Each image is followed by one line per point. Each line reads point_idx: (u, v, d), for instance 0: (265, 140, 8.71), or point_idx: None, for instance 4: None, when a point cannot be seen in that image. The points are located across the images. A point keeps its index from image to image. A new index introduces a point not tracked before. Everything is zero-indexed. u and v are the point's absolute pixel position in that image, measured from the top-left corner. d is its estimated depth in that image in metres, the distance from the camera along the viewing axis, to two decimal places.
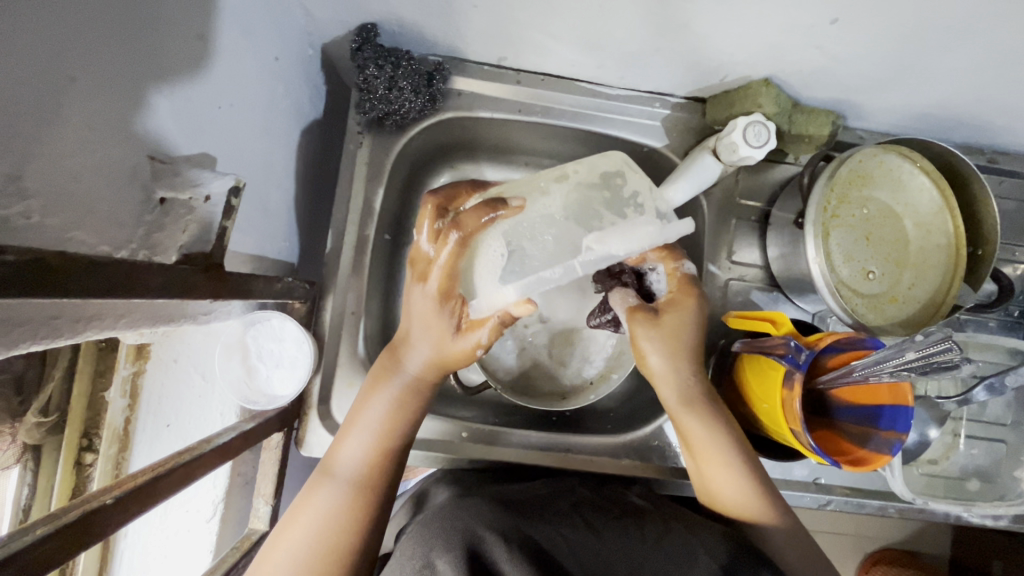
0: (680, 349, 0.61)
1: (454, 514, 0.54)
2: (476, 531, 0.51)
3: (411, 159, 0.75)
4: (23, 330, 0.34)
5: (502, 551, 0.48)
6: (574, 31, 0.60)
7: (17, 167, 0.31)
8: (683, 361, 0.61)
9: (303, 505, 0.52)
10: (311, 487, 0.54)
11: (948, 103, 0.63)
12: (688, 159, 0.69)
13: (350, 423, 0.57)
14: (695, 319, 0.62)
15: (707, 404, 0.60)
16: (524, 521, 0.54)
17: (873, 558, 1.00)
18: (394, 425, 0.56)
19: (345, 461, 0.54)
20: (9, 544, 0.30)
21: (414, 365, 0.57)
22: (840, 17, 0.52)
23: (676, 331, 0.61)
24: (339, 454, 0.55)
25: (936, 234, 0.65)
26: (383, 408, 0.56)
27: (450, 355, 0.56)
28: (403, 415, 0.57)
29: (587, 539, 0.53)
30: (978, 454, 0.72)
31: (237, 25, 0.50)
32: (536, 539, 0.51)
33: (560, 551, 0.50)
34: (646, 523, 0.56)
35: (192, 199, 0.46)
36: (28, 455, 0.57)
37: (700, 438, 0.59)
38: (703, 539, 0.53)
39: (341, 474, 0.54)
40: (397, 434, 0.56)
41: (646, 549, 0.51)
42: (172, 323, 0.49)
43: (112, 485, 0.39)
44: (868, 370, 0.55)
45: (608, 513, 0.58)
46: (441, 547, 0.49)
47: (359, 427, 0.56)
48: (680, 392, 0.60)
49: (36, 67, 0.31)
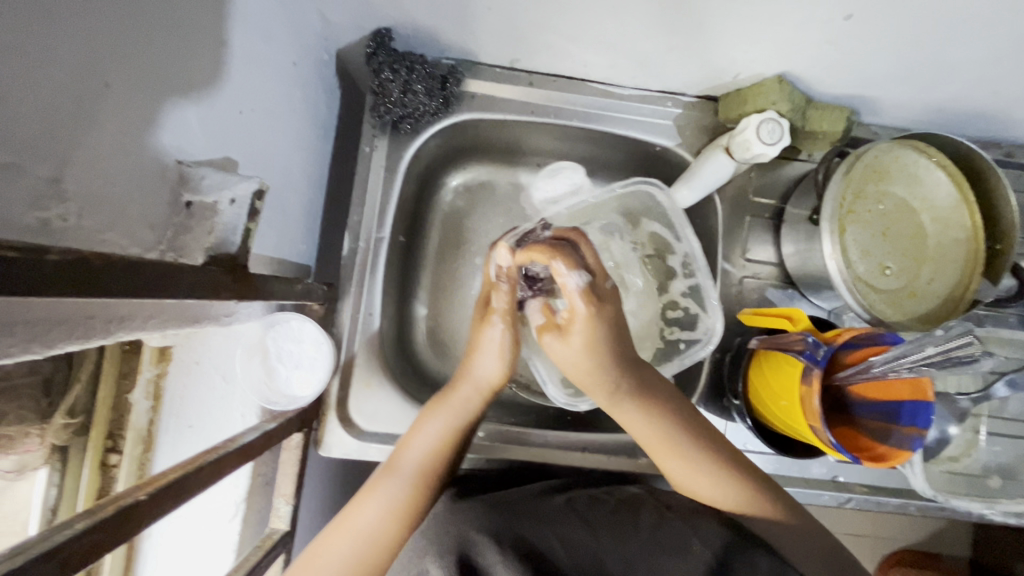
0: (598, 356, 0.58)
1: (450, 517, 0.57)
2: (468, 535, 0.54)
3: (424, 161, 0.75)
4: (60, 329, 0.35)
5: (494, 553, 0.51)
6: (587, 32, 0.60)
7: (57, 171, 0.32)
8: (594, 365, 0.59)
9: (365, 498, 0.56)
10: (373, 482, 0.57)
11: (963, 97, 0.63)
12: (701, 156, 0.69)
13: (411, 432, 0.61)
14: (599, 330, 0.58)
15: (657, 395, 0.60)
16: (518, 521, 0.55)
17: (892, 559, 0.99)
18: (450, 438, 0.60)
19: (407, 462, 0.58)
20: (51, 538, 0.31)
21: (470, 379, 0.63)
22: (853, 13, 0.52)
23: (580, 344, 0.58)
24: (404, 455, 0.59)
25: (953, 229, 0.65)
26: (443, 422, 0.60)
27: (488, 348, 0.64)
28: (456, 429, 0.61)
29: (582, 538, 0.54)
30: (1000, 451, 0.71)
31: (257, 32, 0.52)
32: (531, 540, 0.53)
33: (554, 552, 0.52)
34: (641, 513, 0.57)
35: (218, 204, 0.45)
36: (56, 455, 0.57)
37: (640, 430, 0.60)
38: (699, 530, 0.54)
39: (400, 474, 0.57)
40: (447, 450, 0.60)
41: (641, 542, 0.54)
42: (197, 324, 0.50)
43: (143, 482, 0.40)
44: (887, 366, 0.54)
45: (603, 505, 0.59)
46: (435, 553, 0.53)
47: (421, 438, 0.60)
48: (610, 386, 0.59)
49: (76, 75, 0.32)
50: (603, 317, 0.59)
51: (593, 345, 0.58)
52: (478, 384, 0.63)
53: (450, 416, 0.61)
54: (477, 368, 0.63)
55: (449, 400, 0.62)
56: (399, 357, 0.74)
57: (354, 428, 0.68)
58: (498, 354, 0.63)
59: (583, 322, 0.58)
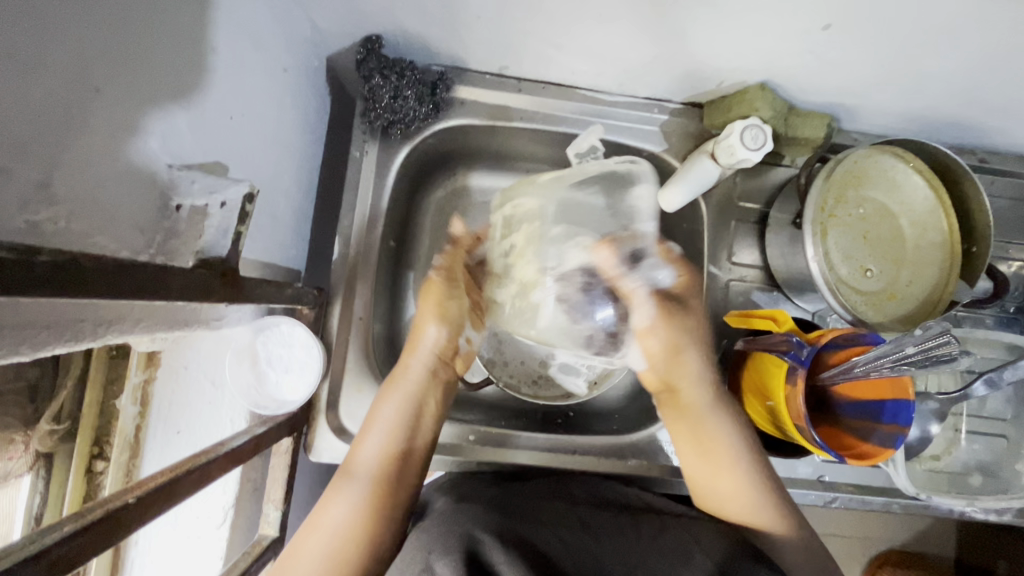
0: (698, 339, 0.64)
1: (453, 518, 0.56)
2: (472, 535, 0.53)
3: (415, 167, 0.76)
4: (48, 333, 0.35)
5: (500, 552, 0.50)
6: (574, 39, 0.61)
7: (46, 174, 0.32)
8: (703, 364, 0.64)
9: (329, 502, 0.57)
10: (334, 486, 0.59)
11: (938, 105, 0.65)
12: (687, 162, 0.70)
13: (367, 426, 0.62)
14: (697, 293, 0.65)
15: (720, 402, 0.64)
16: (518, 523, 0.55)
17: (879, 560, 1.00)
18: (404, 426, 0.62)
19: (364, 460, 0.60)
20: (40, 540, 0.31)
21: (416, 362, 0.64)
22: (831, 23, 0.53)
23: (689, 332, 0.63)
24: (358, 457, 0.60)
25: (930, 232, 0.67)
26: (397, 404, 0.62)
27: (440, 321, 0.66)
28: (410, 416, 0.62)
29: (585, 541, 0.54)
30: (980, 449, 0.73)
31: (246, 36, 0.52)
32: (534, 541, 0.53)
33: (552, 549, 0.52)
34: (643, 520, 0.58)
35: (208, 206, 0.45)
36: (40, 463, 0.57)
37: (713, 435, 0.62)
38: (702, 541, 0.55)
39: (360, 474, 0.59)
40: (411, 428, 0.62)
41: (644, 548, 0.54)
42: (186, 328, 0.50)
43: (131, 486, 0.39)
44: (870, 365, 0.55)
45: (604, 511, 0.60)
46: (439, 550, 0.52)
47: (378, 427, 0.62)
48: (698, 389, 0.64)
49: (65, 82, 0.33)
50: (693, 321, 0.64)
51: (699, 327, 0.64)
52: (423, 354, 0.65)
53: (400, 394, 0.63)
54: (417, 339, 0.65)
55: (399, 379, 0.64)
56: (389, 363, 0.74)
57: (344, 433, 0.68)
58: (436, 313, 0.66)
59: (686, 291, 0.64)
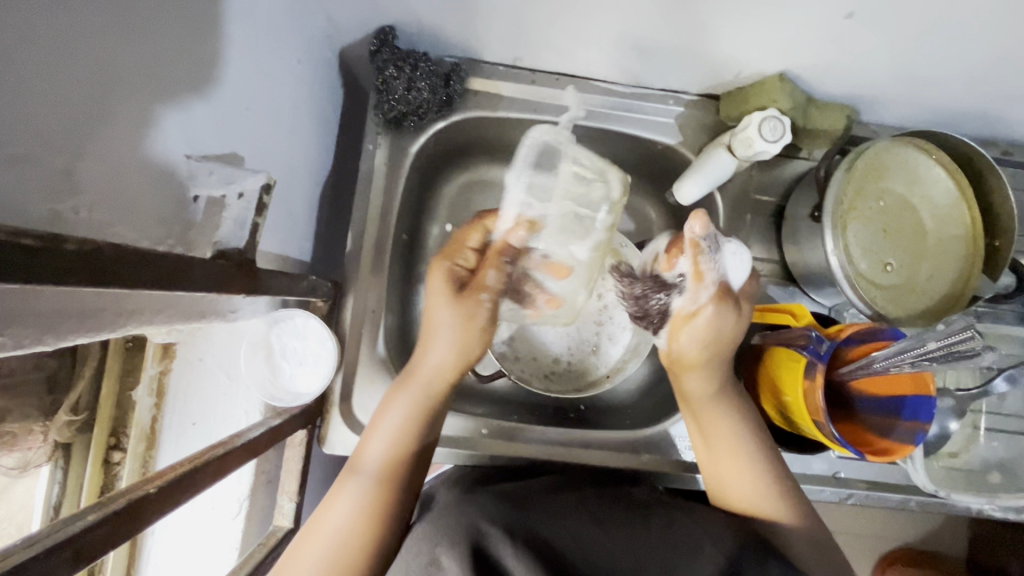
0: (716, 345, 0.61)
1: (463, 510, 0.56)
2: (480, 526, 0.53)
3: (427, 161, 0.75)
4: (70, 322, 0.35)
5: (506, 545, 0.50)
6: (590, 30, 0.60)
7: (69, 163, 0.32)
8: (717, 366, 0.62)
9: (331, 500, 0.56)
10: (338, 483, 0.58)
11: (963, 95, 0.63)
12: (703, 154, 0.70)
13: (372, 426, 0.62)
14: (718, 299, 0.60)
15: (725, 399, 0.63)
16: (529, 516, 0.55)
17: (890, 558, 0.99)
18: (411, 430, 0.61)
19: (369, 459, 0.59)
20: (67, 527, 0.32)
21: (427, 372, 0.63)
22: (855, 11, 0.52)
23: (709, 332, 0.61)
24: (363, 455, 0.60)
25: (952, 224, 0.66)
26: (405, 409, 0.61)
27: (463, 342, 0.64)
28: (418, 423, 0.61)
29: (596, 535, 0.53)
30: (999, 447, 0.71)
31: (260, 26, 0.51)
32: (544, 535, 0.52)
33: (563, 543, 0.52)
34: (651, 515, 0.57)
35: (226, 197, 0.46)
36: (59, 453, 0.58)
37: (712, 431, 0.63)
38: (710, 531, 0.54)
39: (364, 472, 0.58)
40: (416, 435, 0.61)
41: (653, 539, 0.53)
42: (203, 319, 0.50)
43: (153, 475, 0.40)
44: (889, 361, 0.54)
45: (613, 505, 0.59)
46: (446, 543, 0.52)
47: (381, 431, 0.61)
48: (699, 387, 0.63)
49: (88, 70, 0.32)
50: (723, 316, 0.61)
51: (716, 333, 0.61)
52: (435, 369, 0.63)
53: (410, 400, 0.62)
54: (433, 354, 0.63)
55: (410, 384, 0.62)
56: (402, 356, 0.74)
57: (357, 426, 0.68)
58: (458, 332, 0.64)
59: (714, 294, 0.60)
